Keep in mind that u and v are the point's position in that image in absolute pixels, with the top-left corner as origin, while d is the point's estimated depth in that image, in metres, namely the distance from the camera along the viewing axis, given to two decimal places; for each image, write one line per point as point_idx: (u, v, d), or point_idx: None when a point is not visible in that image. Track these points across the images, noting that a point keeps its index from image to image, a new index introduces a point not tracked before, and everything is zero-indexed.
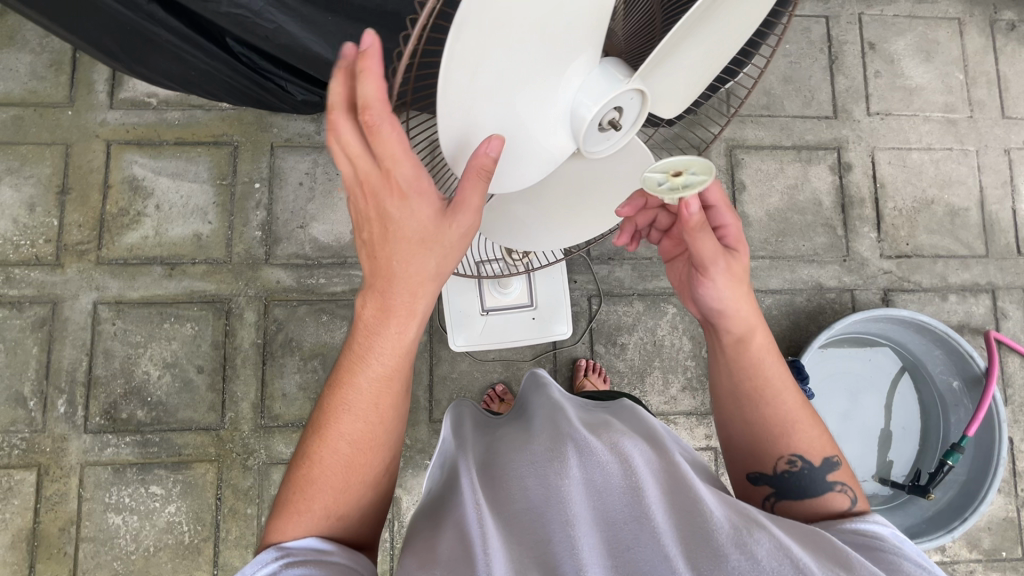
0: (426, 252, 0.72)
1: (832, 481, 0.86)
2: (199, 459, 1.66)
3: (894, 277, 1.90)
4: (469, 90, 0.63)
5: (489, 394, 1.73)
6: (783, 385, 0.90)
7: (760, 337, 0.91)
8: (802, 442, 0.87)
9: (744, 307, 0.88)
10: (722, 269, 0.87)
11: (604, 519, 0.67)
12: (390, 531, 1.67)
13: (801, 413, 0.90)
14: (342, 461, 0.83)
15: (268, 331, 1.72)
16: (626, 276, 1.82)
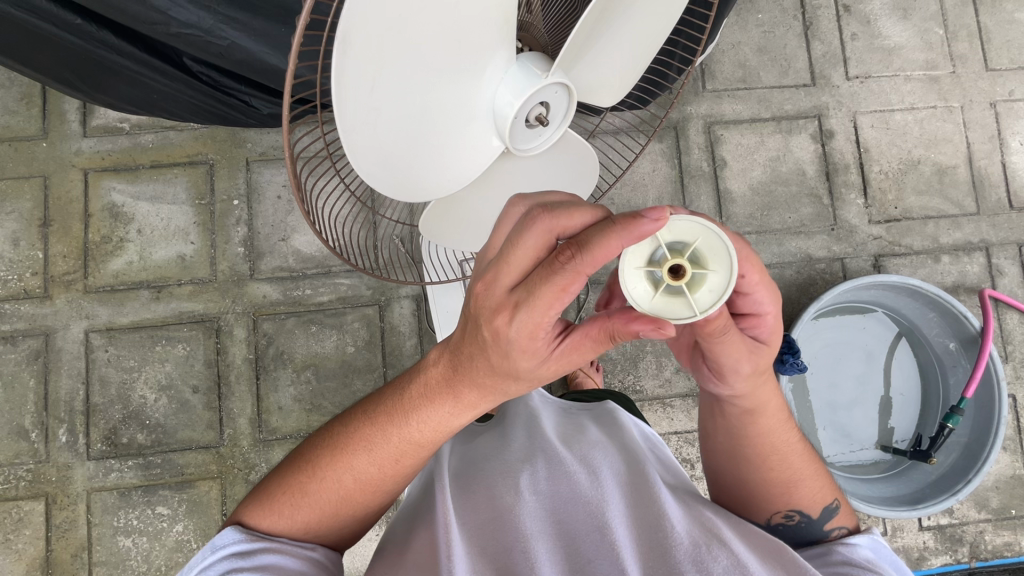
0: (514, 379, 0.72)
1: (831, 527, 0.89)
2: (202, 477, 1.68)
3: (884, 242, 1.87)
4: (369, 95, 0.67)
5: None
6: (785, 448, 0.90)
7: (767, 409, 0.87)
8: (801, 497, 0.90)
9: (749, 390, 0.84)
10: (743, 370, 0.81)
11: (571, 530, 0.76)
12: None
13: (801, 465, 0.91)
14: (339, 491, 0.83)
15: (259, 346, 1.73)
16: (612, 263, 1.81)
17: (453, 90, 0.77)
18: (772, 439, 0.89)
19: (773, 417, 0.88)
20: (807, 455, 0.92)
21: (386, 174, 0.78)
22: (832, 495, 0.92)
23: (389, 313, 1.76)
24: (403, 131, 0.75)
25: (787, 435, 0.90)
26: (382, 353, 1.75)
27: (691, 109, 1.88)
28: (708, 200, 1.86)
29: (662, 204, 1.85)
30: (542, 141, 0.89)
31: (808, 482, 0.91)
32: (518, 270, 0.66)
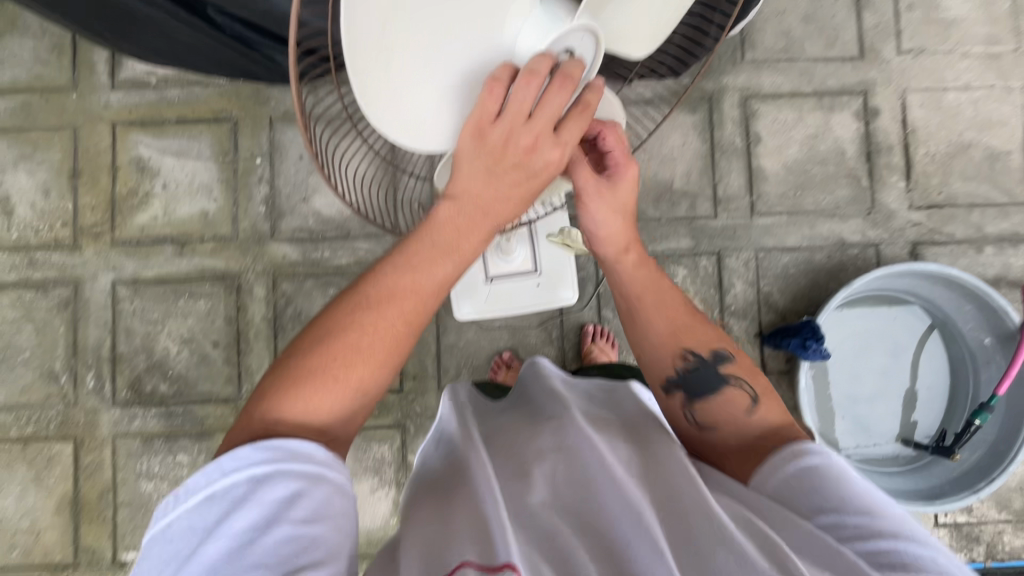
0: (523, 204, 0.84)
1: (729, 376, 0.88)
2: (220, 430, 1.73)
3: (924, 229, 1.78)
4: (380, 47, 0.66)
5: (495, 362, 1.73)
6: (699, 357, 0.90)
7: (667, 305, 0.95)
8: (739, 420, 0.84)
9: (635, 283, 0.95)
10: (594, 195, 0.90)
11: (596, 512, 0.72)
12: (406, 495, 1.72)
13: (683, 332, 0.92)
14: (378, 341, 0.79)
15: (277, 306, 1.75)
16: None
17: (467, 40, 0.74)
18: (650, 309, 0.94)
19: (654, 301, 0.94)
20: (739, 369, 0.89)
21: (408, 135, 0.76)
22: (783, 418, 0.83)
23: None
24: (420, 87, 0.73)
25: (703, 340, 0.92)
26: None
27: (727, 80, 1.79)
28: (739, 176, 1.79)
29: (690, 180, 1.78)
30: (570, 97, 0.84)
31: (742, 398, 0.86)
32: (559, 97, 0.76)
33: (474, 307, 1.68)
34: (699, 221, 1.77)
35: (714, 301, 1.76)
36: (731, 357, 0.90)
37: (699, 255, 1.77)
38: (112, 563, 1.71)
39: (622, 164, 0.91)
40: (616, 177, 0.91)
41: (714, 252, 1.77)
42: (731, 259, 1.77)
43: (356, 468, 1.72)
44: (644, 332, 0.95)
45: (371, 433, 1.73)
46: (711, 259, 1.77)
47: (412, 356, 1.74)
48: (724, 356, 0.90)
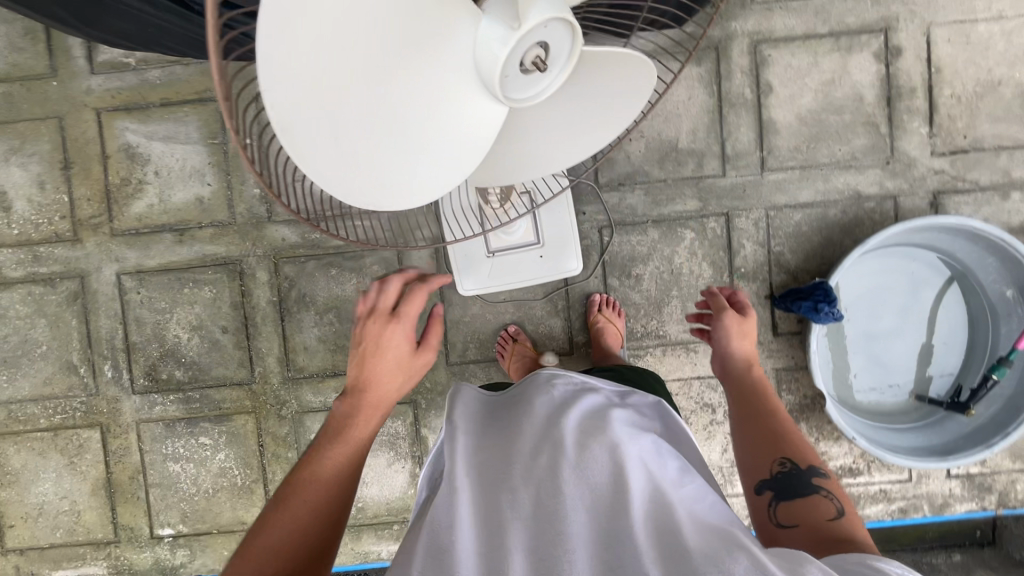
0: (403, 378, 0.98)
1: (820, 486, 0.96)
2: (238, 412, 1.77)
3: (947, 177, 1.69)
4: (326, 131, 0.69)
5: (501, 338, 1.72)
6: (795, 463, 0.99)
7: (773, 412, 1.07)
8: (818, 523, 0.91)
9: (752, 390, 1.13)
10: (730, 321, 1.21)
11: (558, 543, 0.73)
12: (422, 467, 1.77)
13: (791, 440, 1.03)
14: (290, 528, 0.85)
15: (281, 289, 1.75)
16: (639, 203, 1.71)
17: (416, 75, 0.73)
18: (770, 411, 1.08)
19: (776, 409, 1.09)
20: (829, 485, 0.97)
21: (391, 188, 0.77)
22: (861, 533, 0.87)
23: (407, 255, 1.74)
24: (381, 143, 0.74)
25: (805, 451, 1.00)
26: None
27: (736, 25, 1.67)
28: (749, 130, 1.69)
29: (697, 137, 1.70)
30: (553, 81, 0.78)
31: (828, 509, 0.93)
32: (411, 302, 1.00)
33: (478, 281, 1.66)
34: (707, 180, 1.70)
35: (723, 263, 1.71)
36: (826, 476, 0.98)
37: (707, 216, 1.70)
38: (150, 538, 1.81)
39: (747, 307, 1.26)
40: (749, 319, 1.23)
41: (722, 213, 1.70)
42: (740, 219, 1.70)
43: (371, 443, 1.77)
44: (750, 426, 1.06)
45: None
46: (720, 220, 1.70)
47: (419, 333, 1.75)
48: (820, 471, 0.98)
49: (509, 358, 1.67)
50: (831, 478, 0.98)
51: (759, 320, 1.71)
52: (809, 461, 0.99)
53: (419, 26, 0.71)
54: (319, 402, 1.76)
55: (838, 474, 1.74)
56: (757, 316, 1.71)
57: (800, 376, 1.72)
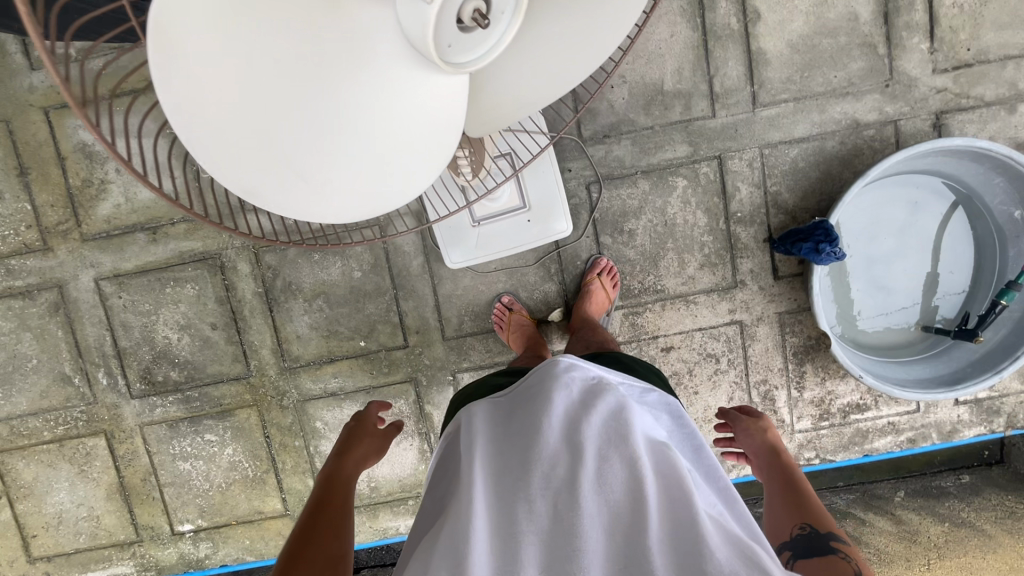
0: (375, 444, 1.22)
1: (837, 547, 0.92)
2: (240, 406, 1.76)
3: (950, 95, 1.59)
4: (275, 167, 0.66)
5: (497, 311, 1.67)
6: (814, 527, 0.96)
7: (794, 488, 1.05)
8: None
9: (772, 470, 1.11)
10: (742, 424, 1.19)
11: (574, 556, 0.70)
12: (430, 442, 1.77)
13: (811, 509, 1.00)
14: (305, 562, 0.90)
15: (266, 280, 1.69)
16: (626, 154, 1.62)
17: (351, 85, 0.66)
18: (790, 484, 1.06)
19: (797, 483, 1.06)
20: (852, 553, 0.92)
21: (374, 205, 0.73)
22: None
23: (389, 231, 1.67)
24: (338, 165, 0.69)
25: (824, 522, 0.97)
26: (390, 275, 1.69)
27: None
28: (738, 65, 1.59)
29: (683, 76, 1.59)
30: (503, 36, 0.65)
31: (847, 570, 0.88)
32: (371, 410, 1.31)
33: (466, 252, 1.60)
34: (696, 123, 1.61)
35: (719, 209, 1.64)
36: (848, 545, 0.93)
37: (699, 161, 1.62)
38: (172, 535, 1.84)
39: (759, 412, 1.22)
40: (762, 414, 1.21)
41: (714, 156, 1.62)
42: (734, 160, 1.62)
43: None
44: (774, 503, 1.04)
45: (385, 390, 1.74)
46: (712, 164, 1.62)
47: (411, 311, 1.71)
48: (841, 539, 0.94)
49: (507, 329, 1.63)
50: (854, 546, 0.93)
51: (759, 265, 1.66)
52: (828, 528, 0.95)
53: (340, 33, 0.64)
54: (319, 389, 1.74)
55: (846, 411, 1.73)
56: (757, 261, 1.66)
57: (803, 318, 1.69)
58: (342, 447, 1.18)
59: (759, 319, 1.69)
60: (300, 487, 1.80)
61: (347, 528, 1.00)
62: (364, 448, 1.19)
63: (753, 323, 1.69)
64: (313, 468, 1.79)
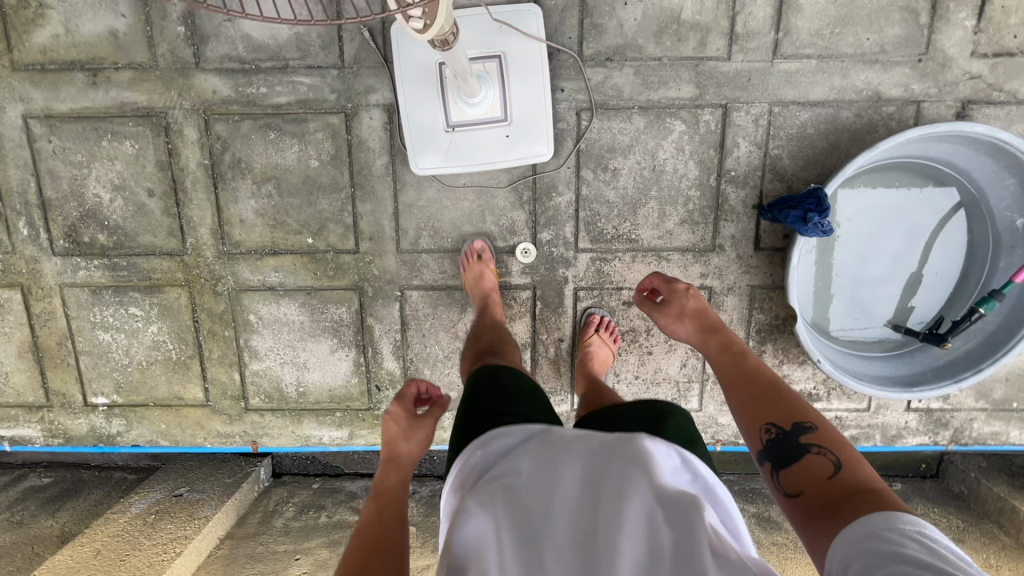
0: (419, 440, 1.09)
1: (808, 444, 1.01)
2: (170, 284, 1.64)
3: (981, 84, 1.46)
4: None
5: (470, 250, 1.55)
6: (779, 427, 1.04)
7: (752, 385, 1.13)
8: (821, 484, 0.96)
9: (725, 364, 1.21)
10: (666, 316, 1.35)
11: None
12: (366, 356, 1.68)
13: (769, 393, 1.10)
14: None
15: (213, 152, 1.54)
16: (626, 83, 1.47)
17: None
18: (747, 375, 1.16)
19: (750, 371, 1.16)
20: (821, 438, 1.00)
21: None
22: (867, 483, 0.92)
23: (356, 123, 1.52)
24: None
25: (785, 416, 1.05)
26: (349, 171, 1.55)
27: None
28: (766, 5, 1.43)
29: (704, 7, 1.43)
30: None
31: (824, 466, 0.97)
32: (409, 391, 1.14)
33: (436, 160, 1.47)
34: (707, 63, 1.45)
35: (712, 163, 1.51)
36: (813, 429, 1.02)
37: (702, 106, 1.48)
38: (84, 406, 1.75)
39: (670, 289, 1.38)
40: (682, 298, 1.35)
41: (720, 103, 1.47)
42: (739, 113, 1.48)
43: (314, 327, 1.66)
44: (739, 399, 1.13)
45: (328, 295, 1.64)
46: (716, 113, 1.48)
47: (367, 215, 1.58)
48: (807, 427, 1.02)
49: (469, 274, 1.52)
50: (820, 427, 1.02)
51: (741, 232, 1.56)
52: (792, 423, 1.04)
53: None
54: (257, 281, 1.63)
55: None
56: (740, 228, 1.55)
57: (775, 296, 1.60)
58: (385, 452, 1.08)
59: (729, 289, 1.60)
60: (225, 379, 1.71)
61: (405, 550, 0.93)
62: (408, 451, 1.08)
63: (722, 292, 1.60)
64: (240, 361, 1.70)
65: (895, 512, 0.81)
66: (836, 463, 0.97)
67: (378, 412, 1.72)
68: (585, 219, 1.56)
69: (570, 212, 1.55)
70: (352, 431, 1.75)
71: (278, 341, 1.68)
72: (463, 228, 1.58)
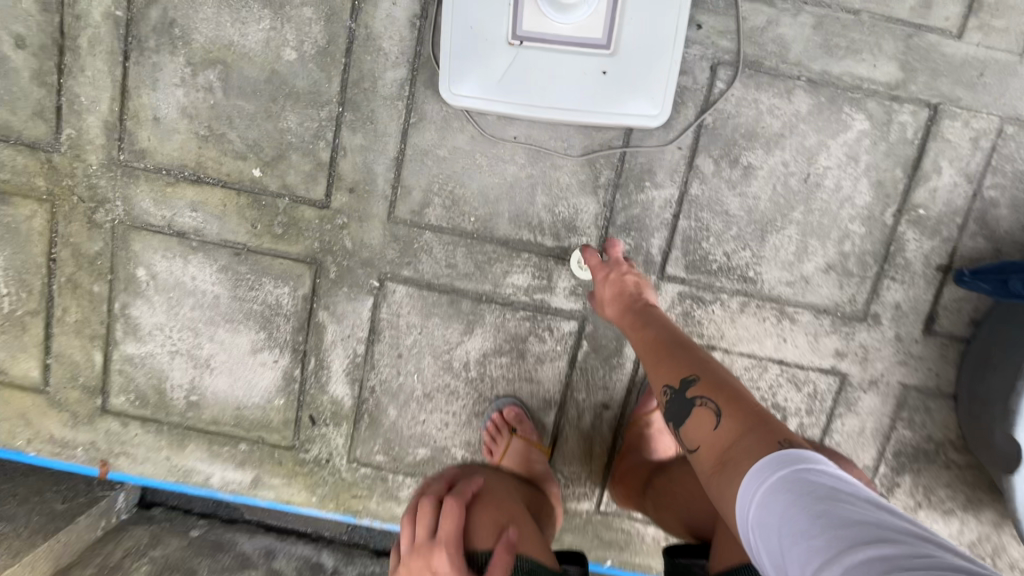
0: None
1: (693, 398, 0.79)
2: (21, 194, 1.04)
3: None
4: None
5: (491, 424, 1.05)
6: (670, 385, 0.82)
7: (648, 344, 0.88)
8: (711, 444, 0.76)
9: (627, 330, 0.93)
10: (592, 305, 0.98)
11: None
12: (304, 369, 1.08)
13: (662, 353, 0.86)
14: None
15: (134, 2, 0.97)
16: (796, 39, 0.95)
17: None
18: (644, 338, 0.89)
19: (647, 334, 0.89)
20: (708, 385, 0.80)
21: None
22: (750, 425, 0.73)
23: (370, 7, 0.97)
24: None
25: (669, 373, 0.83)
26: (342, 79, 0.99)
27: None
28: None
29: None
30: None
31: (709, 422, 0.77)
32: (445, 525, 0.79)
33: (482, 86, 0.91)
34: (925, 36, 0.94)
35: (895, 190, 0.98)
36: (698, 379, 0.81)
37: (901, 100, 0.96)
38: None
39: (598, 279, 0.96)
40: (603, 278, 0.96)
41: (928, 102, 0.96)
42: (954, 122, 0.96)
43: (234, 309, 1.07)
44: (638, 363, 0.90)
45: (266, 263, 1.05)
46: (918, 115, 0.96)
47: (353, 154, 1.01)
48: (691, 380, 0.81)
49: (501, 458, 1.04)
50: (707, 375, 0.81)
51: (911, 302, 1.02)
52: (676, 379, 0.82)
53: None
54: (161, 218, 1.03)
55: None
56: (910, 296, 1.02)
57: (934, 408, 1.06)
58: None
59: (871, 383, 1.05)
60: (78, 359, 1.10)
61: None
62: None
63: (860, 386, 1.05)
64: (108, 336, 1.09)
65: (800, 471, 0.63)
66: (721, 411, 0.76)
67: (303, 455, 1.12)
68: (685, 232, 1.01)
69: (665, 216, 1.00)
70: (257, 478, 1.13)
71: (173, 318, 1.07)
72: (496, 206, 1.02)
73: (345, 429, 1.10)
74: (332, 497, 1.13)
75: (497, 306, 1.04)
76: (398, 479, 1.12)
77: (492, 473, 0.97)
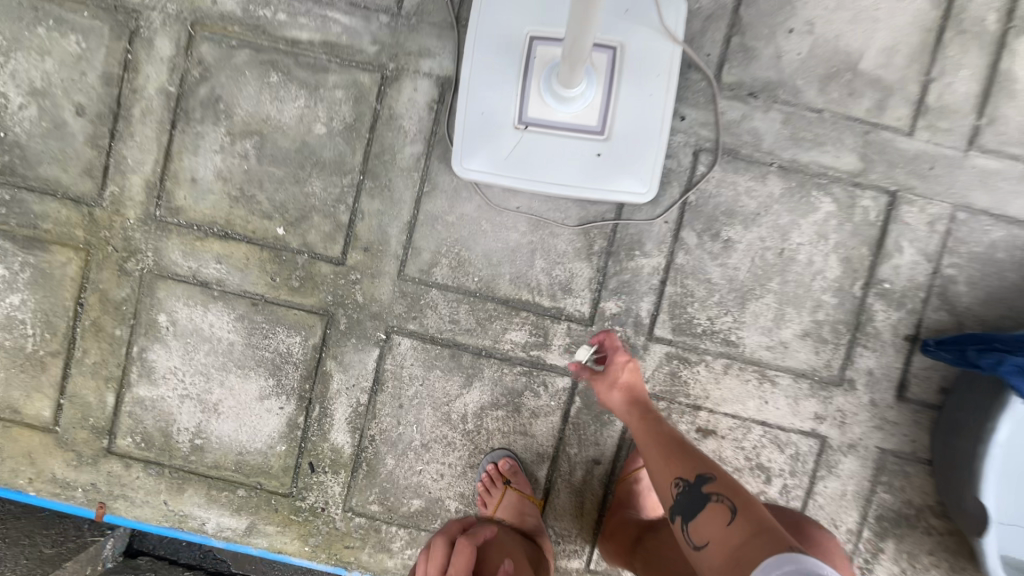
0: None
1: (708, 493, 0.80)
2: (60, 243, 1.12)
3: None
4: None
5: (486, 476, 1.08)
6: (685, 480, 0.83)
7: (662, 439, 0.90)
8: (723, 543, 0.75)
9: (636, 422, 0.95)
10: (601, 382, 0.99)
11: None
12: (308, 415, 1.13)
13: (677, 448, 0.88)
14: None
15: (186, 80, 1.10)
16: (768, 132, 1.08)
17: None
18: (659, 432, 0.91)
19: (661, 429, 0.92)
20: (724, 485, 0.80)
21: None
22: (763, 526, 0.72)
23: (394, 92, 1.10)
24: None
25: (681, 466, 0.85)
26: (365, 151, 1.10)
27: None
28: (972, 80, 1.07)
29: (891, 61, 1.07)
30: None
31: (723, 521, 0.76)
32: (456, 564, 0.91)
33: (492, 162, 1.03)
34: (881, 133, 1.07)
35: (862, 265, 1.08)
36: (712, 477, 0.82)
37: (863, 186, 1.08)
38: None
39: (613, 360, 0.99)
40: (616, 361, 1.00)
41: (887, 189, 1.07)
42: (911, 207, 1.08)
43: (246, 356, 1.13)
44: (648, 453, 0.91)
45: (282, 313, 1.12)
46: (879, 200, 1.08)
47: (370, 217, 1.11)
48: (705, 476, 0.82)
49: (495, 509, 1.07)
50: (722, 475, 0.81)
51: (882, 369, 1.09)
52: (688, 473, 0.84)
53: None
54: (187, 269, 1.12)
55: None
56: (882, 363, 1.09)
57: (912, 472, 1.10)
58: None
59: (850, 447, 1.10)
60: (91, 400, 1.14)
61: None
62: None
63: (839, 449, 1.10)
64: (123, 378, 1.14)
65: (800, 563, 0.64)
66: (736, 510, 0.76)
67: (299, 503, 1.14)
68: (672, 297, 1.09)
69: (653, 282, 1.09)
70: (251, 525, 1.15)
71: (187, 363, 1.13)
72: (499, 268, 1.10)
73: (343, 477, 1.13)
74: (324, 547, 1.14)
75: (496, 361, 1.11)
76: (391, 530, 1.13)
77: (510, 540, 1.03)
